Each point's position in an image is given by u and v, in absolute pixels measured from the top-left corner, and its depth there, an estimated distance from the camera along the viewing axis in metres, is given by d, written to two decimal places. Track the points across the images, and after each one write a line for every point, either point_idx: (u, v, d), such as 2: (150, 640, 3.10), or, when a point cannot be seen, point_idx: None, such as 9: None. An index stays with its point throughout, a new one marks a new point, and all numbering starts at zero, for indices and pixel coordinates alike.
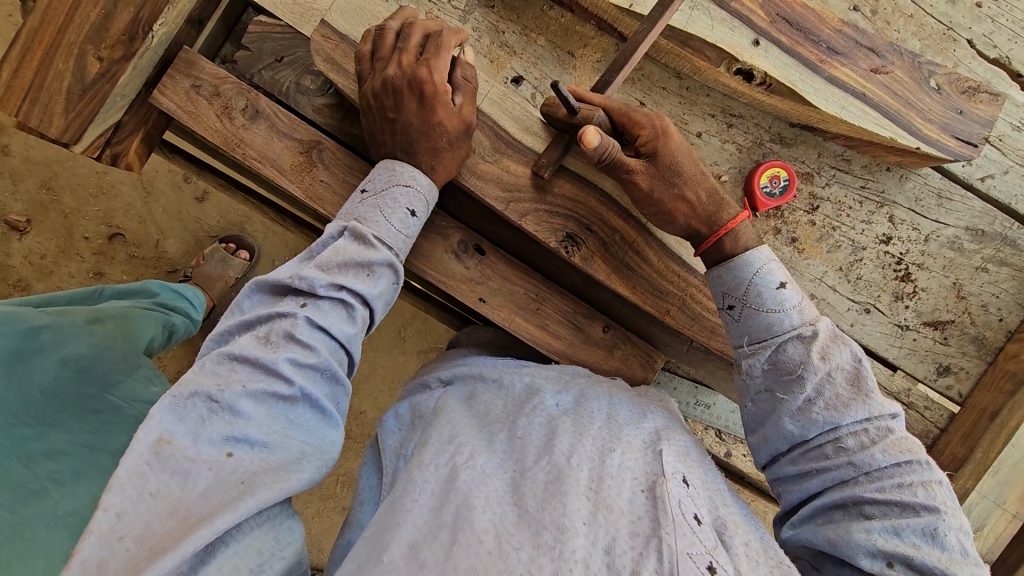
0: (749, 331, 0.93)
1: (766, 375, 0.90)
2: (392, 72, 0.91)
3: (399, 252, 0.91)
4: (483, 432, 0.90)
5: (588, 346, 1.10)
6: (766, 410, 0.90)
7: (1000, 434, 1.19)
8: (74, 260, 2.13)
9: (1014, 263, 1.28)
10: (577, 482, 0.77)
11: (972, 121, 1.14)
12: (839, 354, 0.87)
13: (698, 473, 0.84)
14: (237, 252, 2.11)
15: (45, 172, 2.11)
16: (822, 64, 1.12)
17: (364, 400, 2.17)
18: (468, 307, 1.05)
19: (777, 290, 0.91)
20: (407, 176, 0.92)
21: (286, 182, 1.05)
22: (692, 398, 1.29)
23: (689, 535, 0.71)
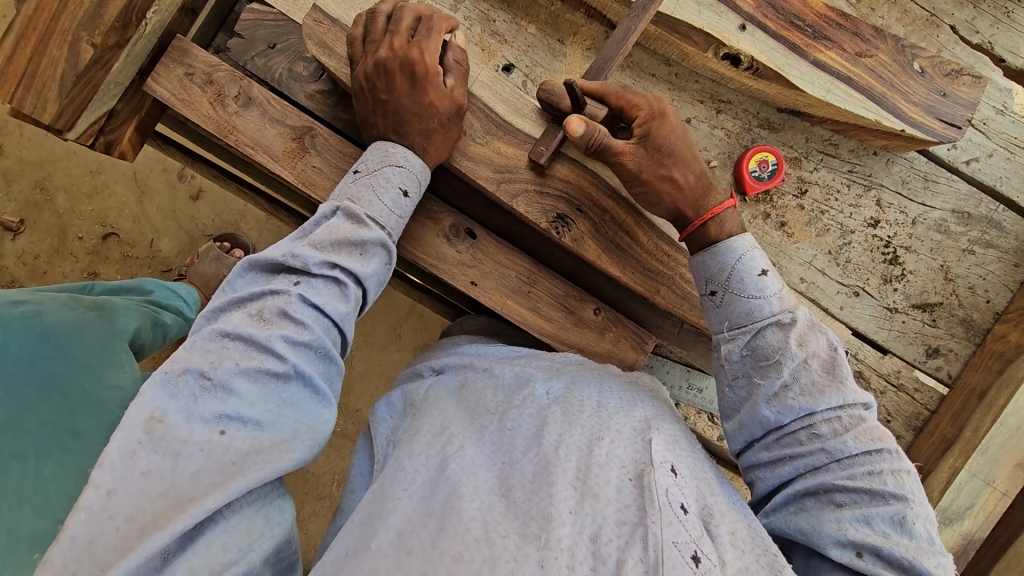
0: (729, 316, 0.93)
1: (744, 360, 0.91)
2: (383, 54, 0.92)
3: (391, 233, 0.92)
4: (474, 423, 0.90)
5: (580, 328, 1.10)
6: (743, 397, 0.90)
7: (986, 414, 1.19)
8: (68, 260, 2.12)
9: (1000, 245, 1.30)
10: (566, 469, 0.76)
11: (955, 103, 1.16)
12: (816, 341, 0.89)
13: (690, 460, 0.84)
14: (232, 250, 2.10)
15: (38, 172, 2.11)
16: (807, 48, 1.13)
17: (360, 397, 2.17)
18: (460, 290, 1.06)
19: (759, 276, 0.92)
20: (399, 158, 0.93)
21: (278, 167, 1.05)
22: (684, 381, 1.30)
23: (675, 524, 0.70)
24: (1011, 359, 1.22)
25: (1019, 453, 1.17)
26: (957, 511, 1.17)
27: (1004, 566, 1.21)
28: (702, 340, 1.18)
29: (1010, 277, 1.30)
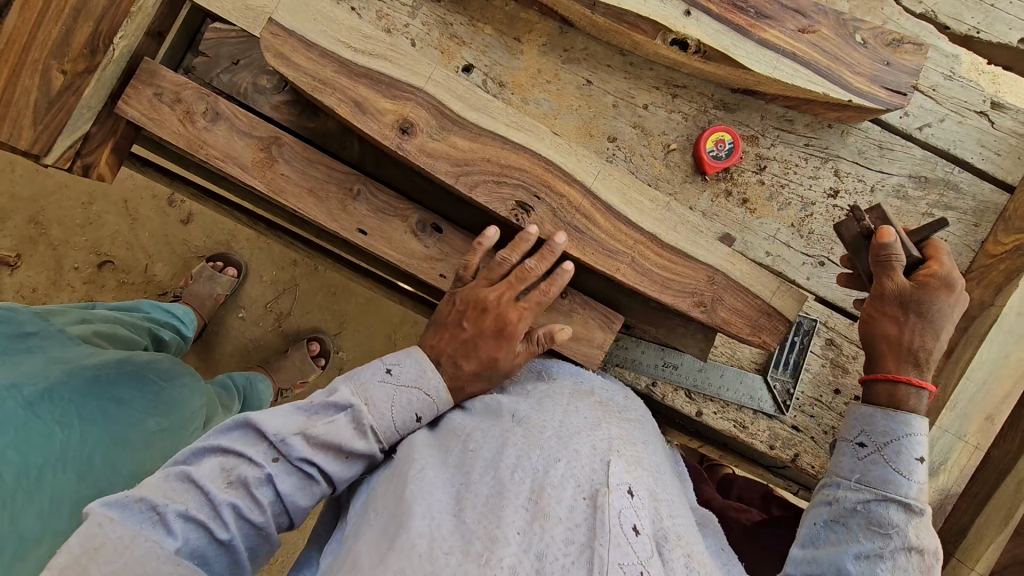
0: (864, 472, 0.93)
1: (852, 512, 0.89)
2: (502, 299, 1.01)
3: (382, 447, 0.92)
4: (439, 445, 0.92)
5: (549, 312, 1.14)
6: (833, 538, 0.88)
7: (952, 371, 1.23)
8: (66, 291, 2.17)
9: (959, 207, 1.34)
10: (519, 494, 0.79)
11: (899, 71, 1.19)
12: (930, 543, 0.85)
13: (649, 485, 0.89)
14: (224, 269, 2.20)
15: (32, 207, 2.17)
16: (751, 29, 1.17)
17: None
18: (430, 283, 1.12)
19: (916, 461, 0.91)
20: (431, 385, 0.95)
21: (249, 178, 1.10)
22: (659, 359, 1.35)
23: (624, 546, 0.73)
24: (975, 316, 1.26)
25: (987, 407, 1.21)
26: (932, 468, 1.20)
27: (983, 520, 1.25)
28: (670, 315, 1.21)
29: (971, 237, 1.34)
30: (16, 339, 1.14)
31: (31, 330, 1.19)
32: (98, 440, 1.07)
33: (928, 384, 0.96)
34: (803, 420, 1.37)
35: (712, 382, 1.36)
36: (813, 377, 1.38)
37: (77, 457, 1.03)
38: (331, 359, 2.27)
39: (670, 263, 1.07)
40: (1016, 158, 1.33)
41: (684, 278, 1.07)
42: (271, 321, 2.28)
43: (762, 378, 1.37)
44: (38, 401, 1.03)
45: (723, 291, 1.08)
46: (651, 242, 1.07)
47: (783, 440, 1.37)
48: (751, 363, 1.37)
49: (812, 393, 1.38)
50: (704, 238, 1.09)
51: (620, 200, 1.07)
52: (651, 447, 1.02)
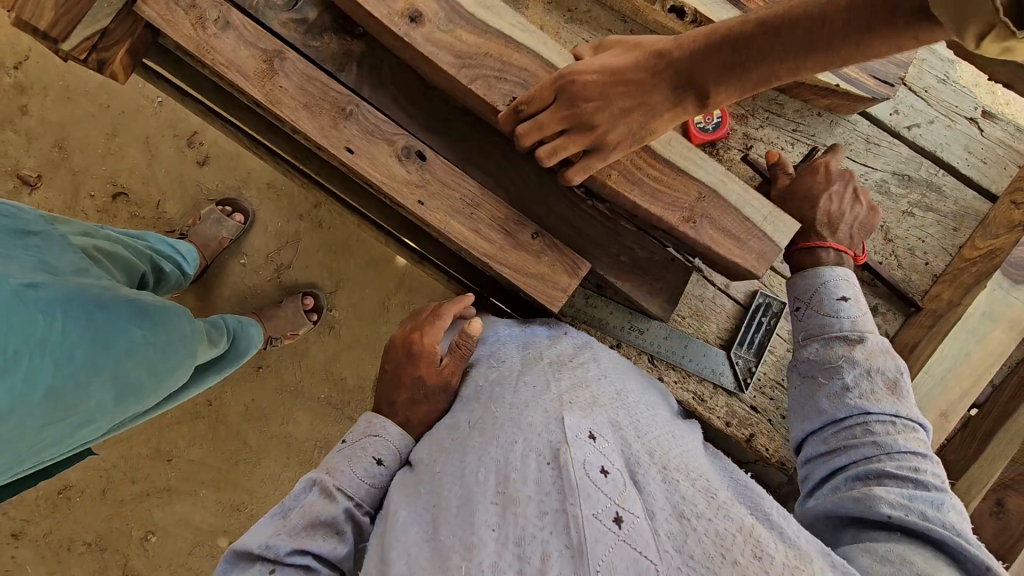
0: (807, 328, 1.07)
1: (812, 363, 1.03)
2: (402, 336, 1.17)
3: (361, 503, 0.94)
4: (408, 487, 0.90)
5: (517, 250, 1.17)
6: (810, 394, 1.02)
7: (912, 366, 1.24)
8: (78, 217, 2.17)
9: (940, 209, 1.36)
10: (486, 493, 0.77)
11: (889, 62, 1.25)
12: (883, 361, 0.97)
13: (609, 418, 0.90)
14: (232, 215, 2.16)
15: (58, 132, 2.16)
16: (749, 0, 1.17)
17: (347, 365, 2.24)
18: (407, 207, 1.16)
19: (840, 300, 1.04)
20: (378, 427, 1.03)
21: (250, 87, 1.15)
22: (625, 322, 1.36)
23: (594, 494, 0.73)
24: (940, 315, 1.28)
25: (942, 404, 1.21)
26: None
27: None
28: (638, 271, 1.24)
29: (950, 241, 1.36)
30: (10, 237, 1.05)
31: (32, 231, 1.11)
32: (85, 334, 1.02)
33: (826, 239, 1.11)
34: (762, 402, 1.38)
35: (677, 352, 1.37)
36: (776, 360, 1.40)
37: (59, 346, 0.98)
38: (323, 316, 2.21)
39: (660, 171, 1.05)
40: (1000, 168, 1.36)
41: (675, 191, 1.05)
42: (270, 271, 2.23)
43: (725, 355, 1.38)
44: (24, 289, 0.95)
45: (710, 207, 1.06)
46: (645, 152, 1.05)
47: (740, 419, 1.37)
48: (716, 338, 1.39)
49: (774, 376, 1.39)
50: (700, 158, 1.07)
51: None
52: (609, 378, 1.05)
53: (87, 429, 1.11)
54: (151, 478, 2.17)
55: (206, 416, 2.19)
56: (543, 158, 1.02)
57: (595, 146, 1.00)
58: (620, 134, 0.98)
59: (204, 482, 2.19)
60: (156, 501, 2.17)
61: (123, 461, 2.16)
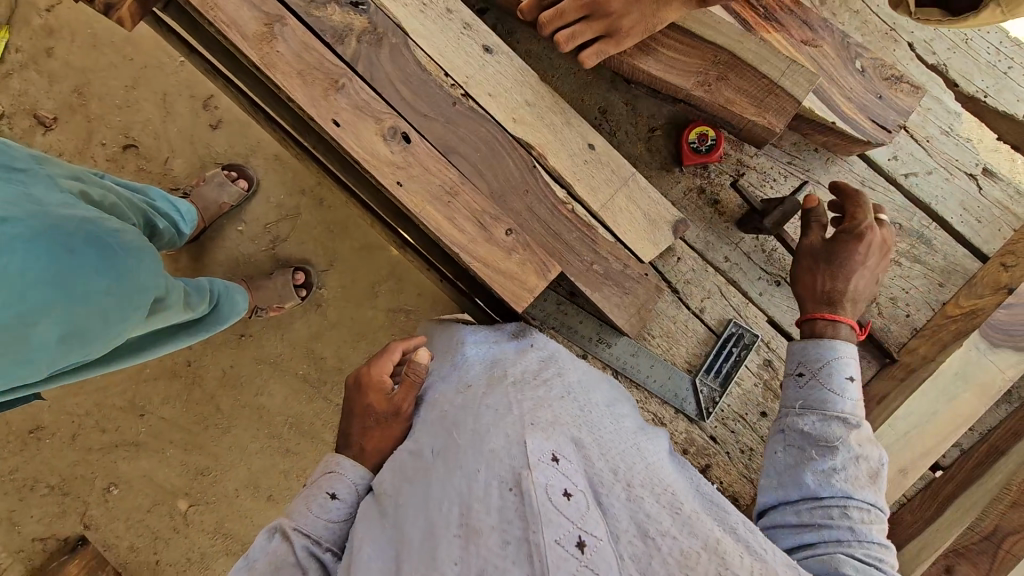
0: (806, 398, 0.93)
1: (802, 435, 0.90)
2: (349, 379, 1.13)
3: (323, 539, 0.87)
4: (373, 515, 0.84)
5: (488, 244, 1.16)
6: (791, 462, 0.89)
7: (878, 417, 1.20)
8: (87, 164, 2.02)
9: (927, 262, 1.33)
10: (448, 526, 0.72)
11: (890, 108, 1.23)
12: (871, 449, 0.87)
13: (571, 434, 0.82)
14: (237, 181, 2.01)
15: (79, 78, 2.01)
16: (757, 26, 1.20)
17: (326, 345, 2.11)
18: (385, 187, 1.16)
19: (847, 378, 0.92)
20: (333, 462, 0.97)
21: (245, 47, 1.14)
22: (593, 334, 1.34)
23: (557, 519, 0.68)
24: (914, 369, 1.23)
25: (903, 459, 1.17)
26: None
27: None
28: (610, 282, 1.22)
29: (934, 295, 1.33)
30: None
31: (20, 166, 1.01)
32: (43, 274, 0.91)
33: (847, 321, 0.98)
34: (722, 433, 1.35)
35: (641, 370, 1.33)
36: (741, 393, 1.36)
37: (13, 285, 0.88)
38: (311, 294, 2.08)
39: (672, 43, 1.15)
40: (995, 229, 1.34)
41: (687, 58, 1.16)
42: (266, 241, 2.07)
43: (690, 380, 1.34)
44: None
45: (728, 71, 1.16)
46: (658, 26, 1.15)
47: (697, 448, 1.34)
48: (684, 363, 1.35)
49: (737, 409, 1.36)
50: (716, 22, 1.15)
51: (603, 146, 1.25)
52: (572, 395, 0.96)
53: (26, 371, 0.98)
54: (122, 431, 2.08)
55: (184, 376, 2.09)
56: (561, 43, 1.12)
57: (612, 32, 1.10)
58: (632, 20, 1.08)
59: (173, 442, 2.10)
60: (123, 454, 2.09)
61: (88, 417, 2.07)
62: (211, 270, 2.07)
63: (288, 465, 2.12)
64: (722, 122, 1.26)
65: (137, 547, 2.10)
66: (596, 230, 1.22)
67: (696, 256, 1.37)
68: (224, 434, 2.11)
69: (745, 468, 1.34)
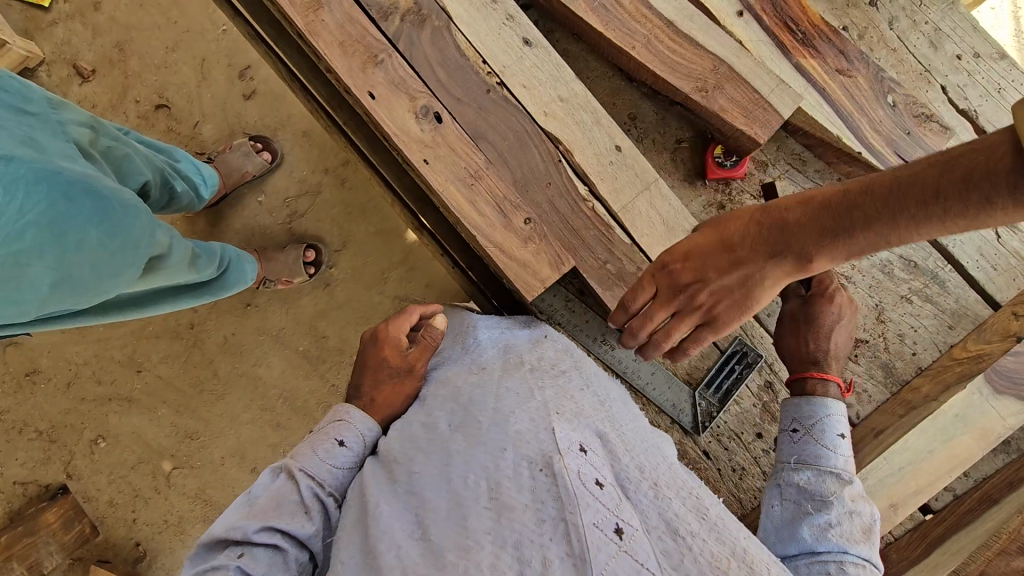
0: (800, 453, 1.00)
1: (798, 490, 0.95)
2: (367, 331, 1.13)
3: (328, 483, 0.89)
4: (387, 475, 0.83)
5: (507, 231, 1.18)
6: (788, 517, 0.93)
7: (873, 450, 1.20)
8: (119, 118, 2.06)
9: (938, 303, 1.33)
10: (477, 499, 0.73)
11: (916, 143, 1.24)
12: (864, 508, 0.91)
13: (596, 428, 0.86)
14: (260, 153, 2.02)
15: (122, 34, 2.04)
16: (793, 50, 1.25)
17: (330, 324, 2.12)
18: (412, 162, 1.17)
19: (838, 436, 0.99)
20: (344, 411, 0.97)
21: (292, 14, 1.17)
22: (599, 334, 1.32)
23: (594, 504, 0.70)
24: (914, 406, 1.22)
25: (894, 494, 1.16)
26: None
27: None
28: (621, 283, 1.23)
29: (942, 337, 1.32)
30: (9, 111, 0.98)
31: (31, 112, 1.03)
32: (38, 218, 0.92)
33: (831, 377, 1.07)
34: (715, 449, 1.35)
35: (642, 375, 1.33)
36: (739, 411, 1.37)
37: (5, 222, 0.87)
38: (320, 272, 2.09)
39: (680, 48, 1.20)
40: (1010, 278, 1.33)
41: (692, 63, 1.20)
42: (284, 215, 2.10)
43: (689, 393, 1.34)
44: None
45: (725, 80, 1.20)
46: (665, 27, 1.20)
47: (688, 460, 1.34)
48: (685, 374, 1.36)
49: (734, 427, 1.36)
50: (716, 32, 1.21)
51: (628, 149, 1.26)
52: (591, 389, 0.99)
53: (16, 311, 1.00)
54: (117, 384, 2.09)
55: (186, 337, 2.10)
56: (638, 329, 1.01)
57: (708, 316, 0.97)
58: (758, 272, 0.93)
59: (166, 401, 2.11)
60: (115, 407, 2.10)
61: (86, 368, 2.09)
62: (226, 236, 2.10)
63: (277, 438, 2.13)
64: (712, 128, 1.28)
65: (116, 502, 2.11)
66: (613, 230, 1.23)
67: None
68: (216, 401, 2.11)
69: (733, 487, 1.34)
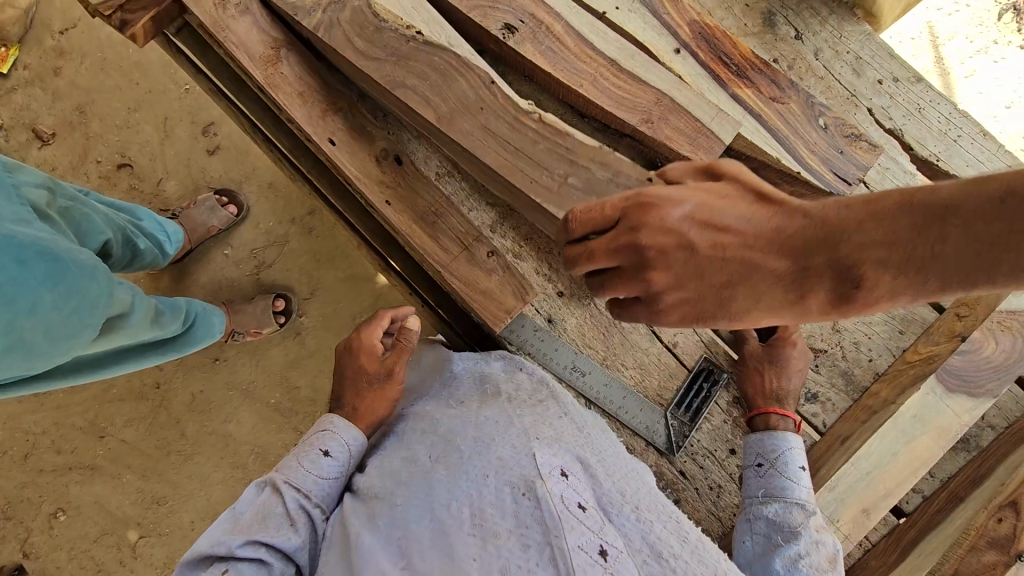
0: (767, 486, 1.12)
1: (769, 522, 1.07)
2: (345, 339, 1.16)
3: (313, 494, 0.90)
4: (367, 512, 0.80)
5: (470, 264, 1.22)
6: (761, 548, 1.05)
7: (840, 457, 1.23)
8: (81, 179, 2.05)
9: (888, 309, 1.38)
10: (460, 525, 0.71)
11: (850, 161, 1.32)
12: (827, 536, 1.04)
13: (576, 453, 0.86)
14: (226, 206, 2.02)
15: (83, 96, 2.06)
16: (729, 82, 1.34)
17: (302, 374, 2.08)
18: (374, 204, 1.21)
19: (799, 468, 1.12)
20: (325, 422, 1.00)
21: (252, 69, 1.19)
22: (567, 362, 1.33)
23: (578, 527, 0.70)
24: (876, 411, 1.24)
25: (866, 499, 1.19)
26: None
27: None
28: None
29: (896, 342, 1.36)
30: None
31: None
32: None
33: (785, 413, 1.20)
34: (691, 468, 1.35)
35: (613, 400, 1.33)
36: (712, 428, 1.37)
37: None
38: (291, 321, 2.06)
39: (624, 83, 1.28)
40: None
41: (637, 97, 1.28)
42: (251, 266, 2.09)
43: (661, 413, 1.35)
44: None
45: (669, 111, 1.27)
46: (609, 66, 1.28)
47: (666, 481, 1.34)
48: (655, 395, 1.36)
49: (707, 445, 1.37)
50: (655, 68, 1.30)
51: None
52: (570, 417, 1.00)
53: None
54: (78, 452, 2.01)
55: (151, 397, 2.04)
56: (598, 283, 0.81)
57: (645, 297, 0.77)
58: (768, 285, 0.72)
59: (131, 466, 2.02)
60: (76, 477, 2.00)
61: (45, 437, 2.00)
62: (194, 291, 2.07)
63: None
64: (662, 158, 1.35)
65: None
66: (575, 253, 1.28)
67: None
68: (184, 462, 2.04)
69: (712, 506, 1.34)
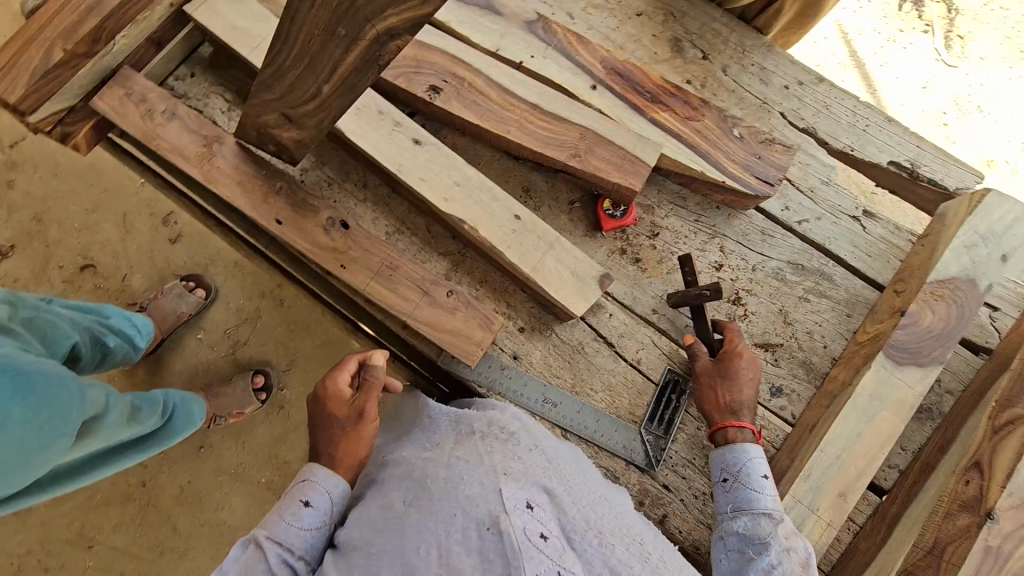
0: (734, 501, 1.14)
1: (740, 536, 1.08)
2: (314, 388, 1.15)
3: (296, 547, 0.91)
4: (343, 565, 0.80)
5: (434, 308, 1.26)
6: (737, 566, 1.05)
7: (811, 445, 1.26)
8: (45, 286, 2.06)
9: (832, 296, 1.46)
10: (426, 567, 0.72)
11: (769, 165, 1.41)
12: (798, 541, 1.04)
13: (543, 485, 0.88)
14: (194, 290, 2.03)
15: (39, 206, 2.10)
16: (645, 108, 1.43)
17: (289, 447, 2.07)
18: (330, 270, 1.26)
19: (761, 477, 1.14)
20: (307, 472, 1.02)
21: (188, 167, 1.28)
22: (539, 394, 1.37)
23: (539, 557, 0.73)
24: (836, 395, 1.32)
25: (839, 483, 1.22)
26: None
27: None
28: None
29: (845, 325, 1.44)
30: None
31: None
32: None
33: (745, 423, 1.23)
34: (673, 480, 1.37)
35: (589, 425, 1.37)
36: (687, 438, 1.40)
37: None
38: (272, 396, 2.05)
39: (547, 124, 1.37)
40: (886, 261, 1.49)
41: (562, 135, 1.36)
42: (226, 346, 2.07)
43: (636, 430, 1.38)
44: None
45: (594, 143, 1.36)
46: (532, 110, 1.37)
47: (652, 498, 1.36)
48: (628, 414, 1.39)
49: (685, 455, 1.39)
50: (575, 106, 1.39)
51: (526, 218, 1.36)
52: (540, 449, 1.03)
53: None
54: (68, 566, 1.95)
55: (138, 497, 2.00)
56: None
57: None
58: None
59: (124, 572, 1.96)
60: None
61: (33, 555, 1.95)
62: (169, 382, 2.07)
63: None
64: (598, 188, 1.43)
65: None
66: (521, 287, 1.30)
67: (625, 311, 1.46)
68: (179, 558, 1.99)
69: (701, 514, 1.36)
